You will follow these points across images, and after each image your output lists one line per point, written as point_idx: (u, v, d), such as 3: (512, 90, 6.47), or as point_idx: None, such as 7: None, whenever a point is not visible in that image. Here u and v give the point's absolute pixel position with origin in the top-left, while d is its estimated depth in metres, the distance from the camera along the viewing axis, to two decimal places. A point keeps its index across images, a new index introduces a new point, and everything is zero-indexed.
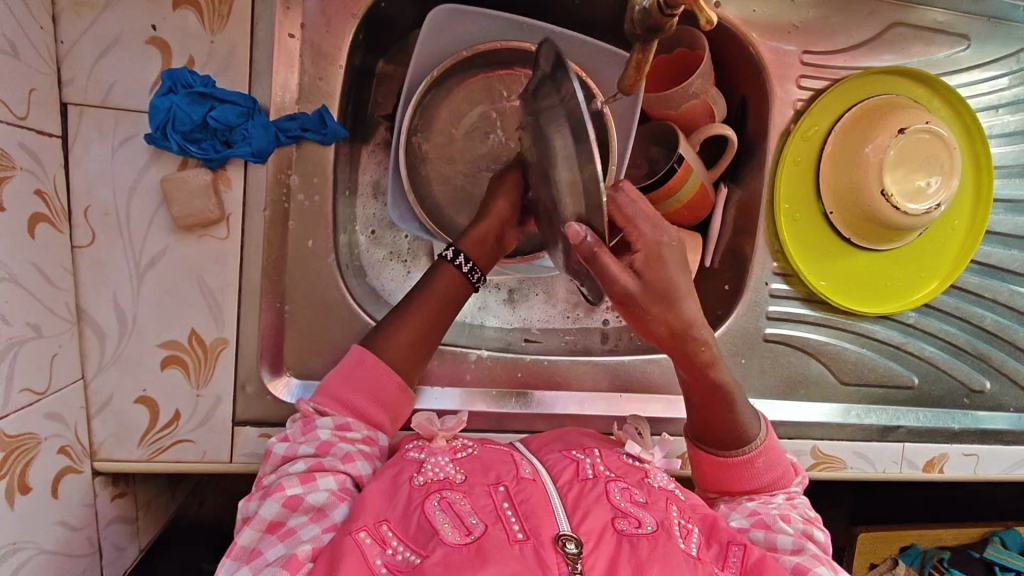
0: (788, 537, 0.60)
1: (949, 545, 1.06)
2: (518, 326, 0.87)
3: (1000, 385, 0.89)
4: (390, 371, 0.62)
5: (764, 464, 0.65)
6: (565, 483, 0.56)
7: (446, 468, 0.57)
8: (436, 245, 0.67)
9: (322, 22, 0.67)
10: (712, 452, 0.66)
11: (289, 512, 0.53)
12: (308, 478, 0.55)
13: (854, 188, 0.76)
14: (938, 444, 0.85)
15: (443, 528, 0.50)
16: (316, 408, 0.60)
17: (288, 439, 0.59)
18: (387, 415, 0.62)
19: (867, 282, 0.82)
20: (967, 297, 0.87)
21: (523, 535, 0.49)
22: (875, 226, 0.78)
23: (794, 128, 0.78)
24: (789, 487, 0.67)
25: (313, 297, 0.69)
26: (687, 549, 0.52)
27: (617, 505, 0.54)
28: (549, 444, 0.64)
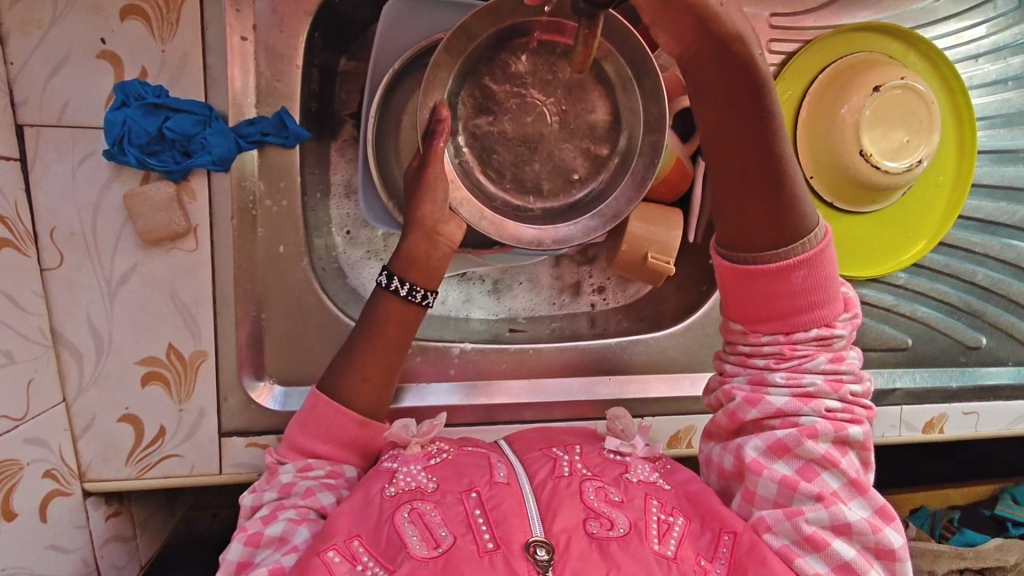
0: (807, 485, 0.54)
1: (960, 507, 1.07)
2: (504, 316, 0.86)
3: (996, 340, 0.88)
4: (345, 410, 0.61)
5: (806, 279, 0.53)
6: (540, 481, 0.56)
7: (417, 477, 0.57)
8: (398, 286, 0.64)
9: (275, 22, 0.65)
10: (737, 262, 0.55)
11: (253, 550, 0.55)
12: (270, 517, 0.56)
13: (832, 151, 0.75)
14: (936, 404, 0.84)
15: (411, 541, 0.51)
16: (278, 459, 0.61)
17: (252, 489, 0.60)
18: (354, 450, 0.62)
19: (854, 247, 0.81)
20: (956, 254, 0.86)
21: (493, 544, 0.50)
22: (857, 188, 0.76)
23: None
24: (831, 321, 0.55)
25: (290, 303, 0.69)
26: (661, 550, 0.52)
27: (590, 505, 0.54)
28: (531, 443, 0.64)
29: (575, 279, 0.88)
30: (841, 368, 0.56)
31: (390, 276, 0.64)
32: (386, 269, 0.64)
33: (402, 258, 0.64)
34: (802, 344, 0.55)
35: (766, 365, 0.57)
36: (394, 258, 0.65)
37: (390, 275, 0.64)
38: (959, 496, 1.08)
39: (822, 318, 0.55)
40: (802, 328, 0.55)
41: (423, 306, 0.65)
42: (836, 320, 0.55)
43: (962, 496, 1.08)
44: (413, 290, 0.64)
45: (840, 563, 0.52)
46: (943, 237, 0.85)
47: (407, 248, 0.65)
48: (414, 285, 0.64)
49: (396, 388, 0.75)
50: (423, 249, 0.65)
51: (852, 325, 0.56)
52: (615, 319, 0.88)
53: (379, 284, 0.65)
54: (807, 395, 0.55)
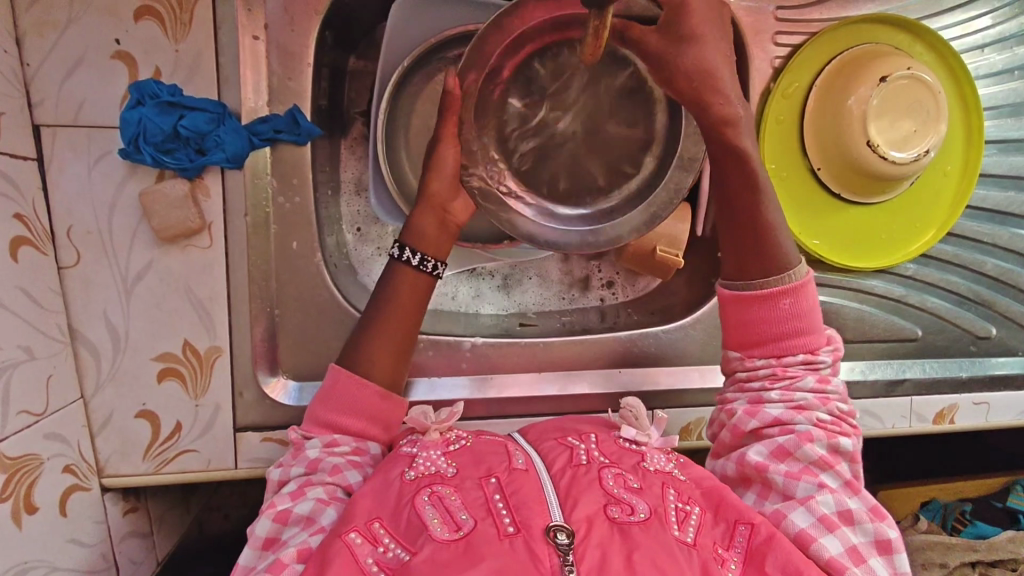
0: (806, 483, 0.57)
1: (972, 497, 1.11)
2: (514, 311, 0.87)
3: (1006, 330, 0.88)
4: (365, 382, 0.62)
5: (793, 304, 0.61)
6: (558, 471, 0.57)
7: (437, 461, 0.58)
8: (409, 256, 0.65)
9: (286, 21, 0.66)
10: (735, 290, 0.63)
11: (281, 525, 0.55)
12: (299, 493, 0.57)
13: (840, 142, 0.75)
14: (947, 394, 0.84)
15: (433, 523, 0.51)
16: (302, 435, 0.62)
17: (279, 464, 0.60)
18: (378, 426, 0.63)
19: (862, 237, 0.81)
20: (964, 243, 0.86)
21: (513, 528, 0.50)
22: (865, 178, 0.76)
23: (773, 87, 0.77)
24: (816, 348, 0.62)
25: (303, 298, 0.69)
26: (682, 536, 0.53)
27: (610, 491, 0.55)
28: (546, 433, 0.65)
29: (584, 273, 0.89)
30: (828, 389, 0.61)
31: (403, 247, 0.65)
32: (398, 242, 0.66)
33: (413, 231, 0.65)
34: (792, 366, 0.62)
35: (763, 375, 0.62)
36: (406, 230, 0.66)
37: (401, 247, 0.65)
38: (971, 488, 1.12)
39: (807, 343, 0.62)
40: (790, 355, 0.62)
41: (434, 276, 0.66)
42: (822, 347, 0.62)
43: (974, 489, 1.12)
44: (424, 260, 0.65)
45: (843, 553, 0.54)
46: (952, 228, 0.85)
47: (416, 223, 0.65)
48: (425, 256, 0.66)
49: (408, 382, 0.76)
50: (433, 229, 0.65)
51: (833, 356, 0.63)
52: (626, 312, 0.88)
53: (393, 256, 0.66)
54: (800, 408, 0.60)
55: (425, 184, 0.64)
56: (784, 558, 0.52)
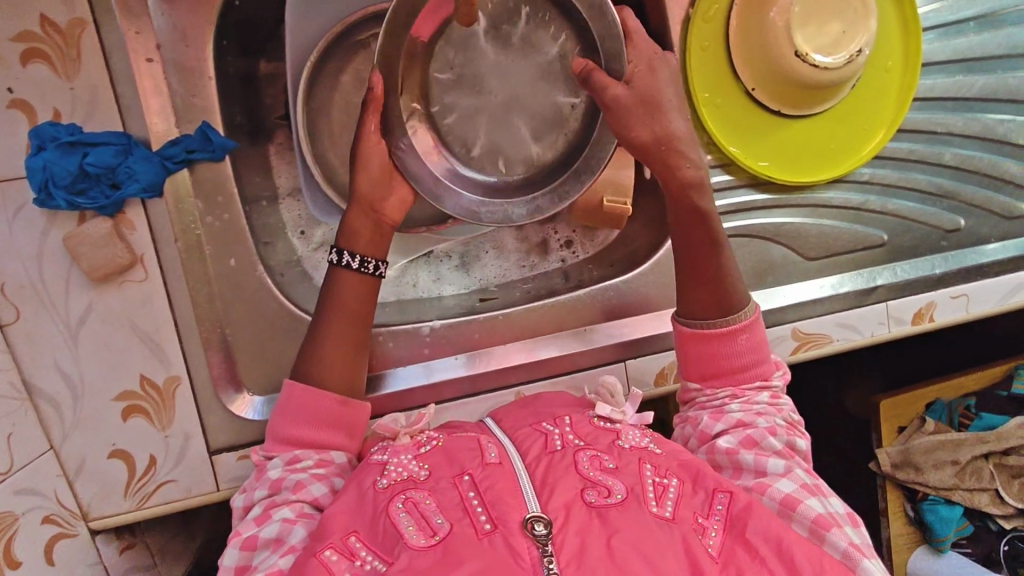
0: (778, 461, 0.63)
1: (981, 392, 1.19)
2: (476, 288, 0.86)
3: (974, 219, 0.85)
4: (323, 391, 0.64)
5: (749, 339, 0.68)
6: (534, 458, 0.58)
7: (409, 466, 0.59)
8: (350, 259, 0.67)
9: (178, 37, 0.64)
10: (699, 326, 0.69)
11: (250, 553, 0.56)
12: (264, 518, 0.58)
13: (769, 58, 0.72)
14: (921, 294, 0.83)
15: (408, 530, 0.52)
16: (265, 454, 0.63)
17: (243, 490, 0.62)
18: (340, 433, 0.64)
19: (809, 151, 0.79)
20: (919, 138, 0.82)
21: (490, 526, 0.51)
22: (800, 90, 0.74)
23: (692, 12, 0.73)
24: (769, 377, 0.70)
25: (252, 312, 0.69)
26: (660, 511, 0.54)
27: (586, 475, 0.56)
28: (521, 421, 0.65)
29: (540, 238, 0.87)
30: (779, 401, 0.69)
31: (339, 252, 0.66)
32: (335, 247, 0.67)
33: (354, 237, 0.67)
34: (750, 389, 0.69)
35: (722, 396, 0.69)
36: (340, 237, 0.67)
37: (340, 252, 0.66)
38: (975, 381, 1.20)
39: (761, 369, 0.69)
40: (746, 380, 0.69)
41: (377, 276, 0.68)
42: (774, 374, 0.71)
43: (978, 381, 1.20)
44: (363, 262, 0.67)
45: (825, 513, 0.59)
46: (903, 126, 0.82)
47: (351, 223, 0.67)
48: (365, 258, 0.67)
49: (378, 376, 0.76)
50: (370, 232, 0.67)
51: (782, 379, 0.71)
52: (587, 270, 0.88)
53: (332, 263, 0.67)
54: (758, 413, 0.67)
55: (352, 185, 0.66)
56: (763, 521, 0.54)
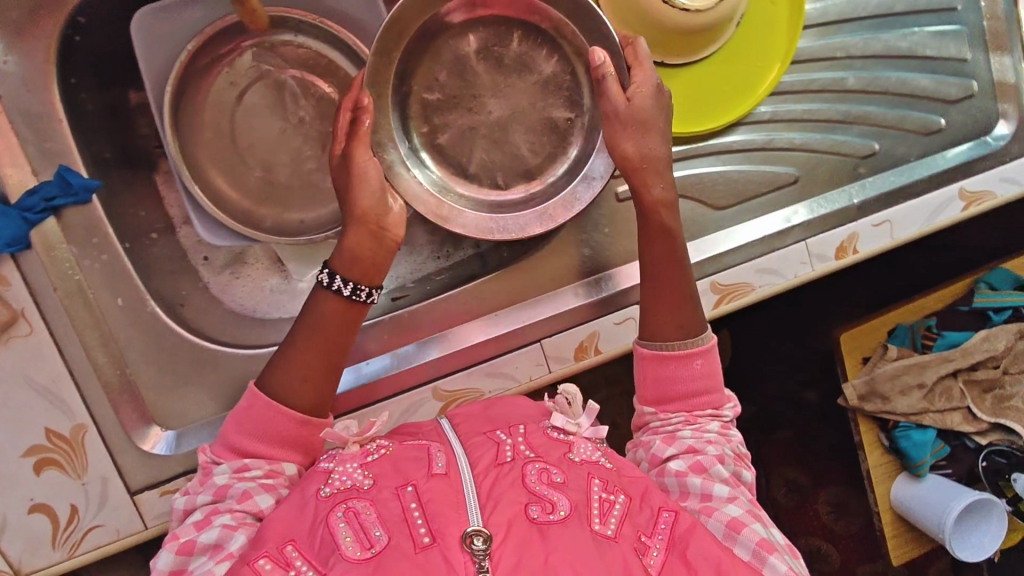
0: (723, 488, 0.59)
1: (938, 311, 1.17)
2: (393, 287, 0.85)
3: (889, 140, 0.81)
4: (283, 409, 0.59)
5: (705, 365, 0.65)
6: (482, 470, 0.55)
7: (354, 475, 0.56)
8: (340, 285, 0.62)
9: (20, 86, 0.65)
10: (657, 349, 0.65)
11: (185, 558, 0.54)
12: (205, 522, 0.55)
13: (636, 9, 0.69)
14: (842, 227, 0.80)
15: (344, 542, 0.50)
16: (212, 458, 0.59)
17: (185, 493, 0.59)
18: (292, 449, 0.60)
19: (702, 97, 0.76)
20: (816, 66, 0.79)
21: (429, 538, 0.49)
22: (677, 37, 0.71)
23: None
24: (720, 410, 0.65)
25: (150, 348, 0.69)
26: (602, 529, 0.52)
27: (532, 488, 0.53)
28: (476, 427, 0.62)
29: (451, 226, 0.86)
30: (732, 433, 0.65)
31: (332, 275, 0.61)
32: (326, 268, 0.62)
33: (349, 259, 0.62)
34: (704, 418, 0.64)
35: (673, 423, 0.64)
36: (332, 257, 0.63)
37: (331, 274, 0.61)
38: (935, 301, 1.18)
39: (711, 402, 0.65)
40: (698, 408, 0.65)
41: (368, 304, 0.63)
42: (727, 405, 0.66)
43: (937, 301, 1.18)
44: (356, 289, 0.62)
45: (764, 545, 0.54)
46: (796, 57, 0.79)
47: (347, 243, 0.62)
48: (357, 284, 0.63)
49: None
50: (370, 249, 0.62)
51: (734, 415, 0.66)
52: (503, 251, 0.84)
53: (321, 283, 0.62)
54: (710, 441, 0.62)
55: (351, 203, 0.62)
56: (703, 547, 0.52)
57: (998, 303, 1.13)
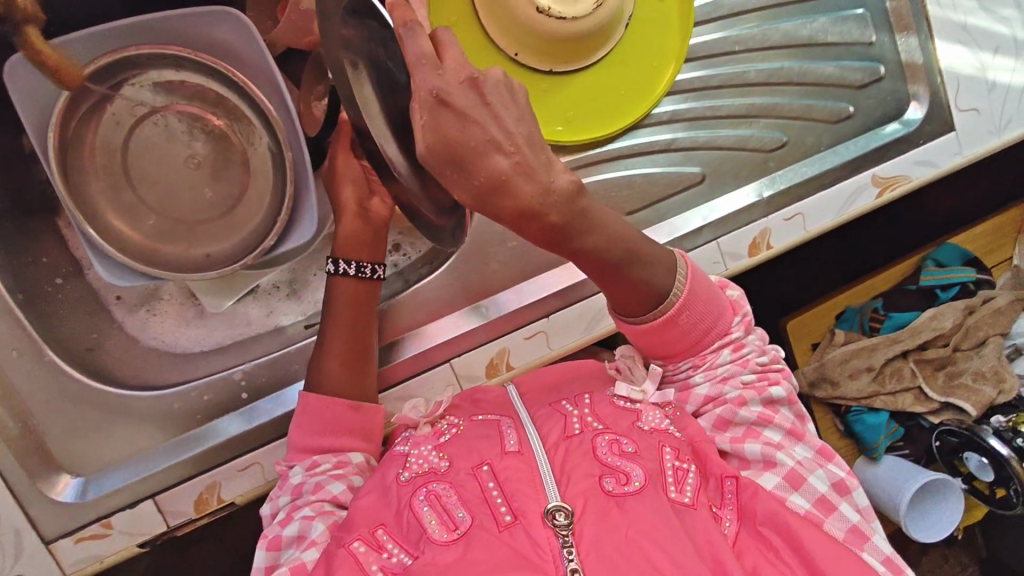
0: (756, 447, 0.64)
1: (888, 292, 1.16)
2: (313, 313, 0.84)
3: (797, 130, 0.80)
4: (334, 400, 0.69)
5: (690, 317, 0.63)
6: (553, 444, 0.64)
7: (429, 457, 0.66)
8: (346, 267, 0.73)
9: None
10: (636, 325, 0.63)
11: (275, 553, 0.62)
12: (286, 518, 0.63)
13: (518, 20, 0.67)
14: (753, 223, 0.78)
15: (431, 525, 0.58)
16: (288, 465, 0.68)
17: (270, 498, 0.66)
18: (357, 436, 0.70)
19: (600, 102, 0.74)
20: (713, 62, 0.78)
21: (511, 516, 0.57)
22: (565, 45, 0.69)
23: None
24: (727, 330, 0.67)
25: (53, 393, 0.71)
26: (678, 497, 0.60)
27: (604, 462, 0.62)
28: (541, 399, 0.72)
29: None
30: (747, 355, 0.67)
31: (337, 262, 0.73)
32: (331, 257, 0.73)
33: (347, 237, 0.74)
34: (716, 358, 0.66)
35: (686, 368, 0.68)
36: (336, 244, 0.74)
37: (336, 261, 0.73)
38: (883, 282, 1.17)
39: (721, 327, 0.66)
40: (706, 346, 0.66)
41: (376, 278, 0.74)
42: (732, 323, 0.67)
43: (886, 282, 1.17)
44: (360, 267, 0.73)
45: (812, 505, 0.61)
46: (687, 54, 0.78)
47: (345, 226, 0.74)
48: (361, 263, 0.74)
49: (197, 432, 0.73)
50: (356, 229, 0.74)
51: (743, 325, 0.68)
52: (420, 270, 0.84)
53: (329, 272, 0.74)
54: (725, 379, 0.66)
55: (336, 196, 0.73)
56: (770, 509, 0.60)
57: (943, 279, 1.12)
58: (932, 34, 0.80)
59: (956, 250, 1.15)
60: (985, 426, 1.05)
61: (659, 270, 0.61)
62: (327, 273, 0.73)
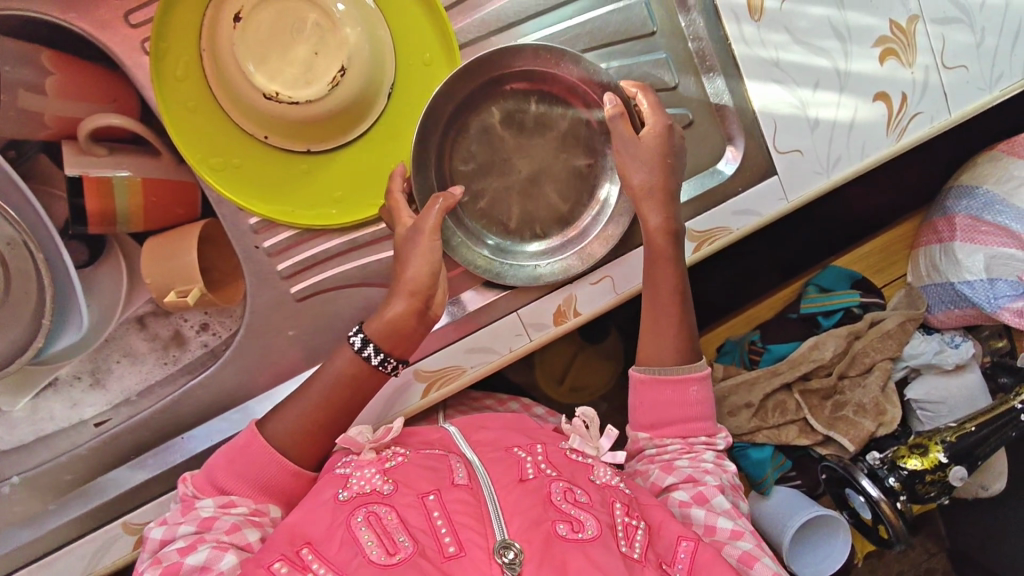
0: (725, 520, 0.64)
1: (768, 323, 1.11)
2: (120, 401, 0.80)
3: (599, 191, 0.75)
4: (280, 458, 0.64)
5: (701, 391, 0.71)
6: (501, 486, 0.59)
7: (372, 479, 0.60)
8: (370, 352, 0.66)
9: None
10: (653, 374, 0.71)
11: None
12: (189, 548, 0.57)
13: (256, 107, 0.65)
14: (553, 292, 0.74)
15: (369, 545, 0.54)
16: (194, 491, 0.62)
17: (164, 523, 0.60)
18: (280, 496, 0.64)
19: (367, 176, 0.70)
20: (503, 120, 0.73)
21: (455, 548, 0.53)
22: (308, 127, 0.66)
23: (158, 73, 0.64)
24: (714, 435, 0.72)
25: None
26: (627, 551, 0.57)
27: (558, 508, 0.57)
28: (489, 442, 0.67)
29: (172, 331, 0.82)
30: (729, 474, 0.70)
31: (367, 342, 0.65)
32: (362, 332, 0.65)
33: (384, 323, 0.65)
34: (694, 442, 0.71)
35: (670, 448, 0.70)
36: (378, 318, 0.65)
37: (366, 341, 0.65)
38: (765, 310, 1.13)
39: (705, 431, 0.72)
40: (694, 436, 0.71)
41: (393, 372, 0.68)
42: (719, 430, 0.73)
43: (768, 309, 1.13)
44: (385, 360, 0.66)
45: None
46: (468, 115, 0.72)
47: (390, 311, 0.65)
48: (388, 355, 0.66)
49: None
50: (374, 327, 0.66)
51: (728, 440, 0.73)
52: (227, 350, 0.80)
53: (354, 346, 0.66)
54: (704, 469, 0.69)
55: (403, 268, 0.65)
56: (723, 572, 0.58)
57: (823, 308, 1.07)
58: (740, 74, 0.76)
59: (839, 273, 1.09)
60: (860, 463, 1.01)
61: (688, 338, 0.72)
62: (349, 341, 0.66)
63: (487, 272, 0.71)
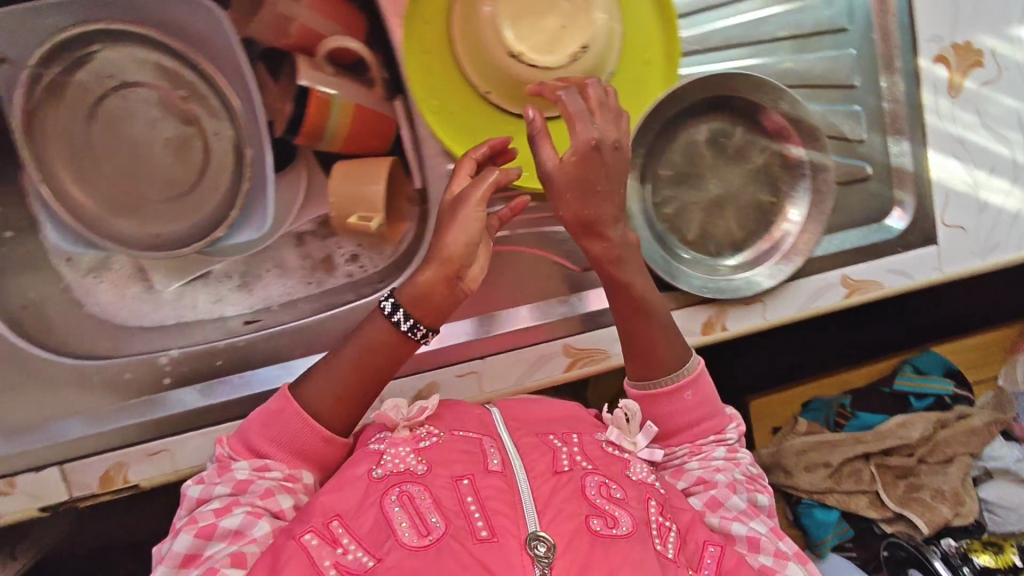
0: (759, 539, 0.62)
1: (861, 389, 1.12)
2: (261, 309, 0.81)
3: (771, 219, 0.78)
4: (311, 422, 0.62)
5: (695, 398, 0.69)
6: (540, 476, 0.57)
7: (405, 458, 0.59)
8: (399, 317, 0.65)
9: None
10: (645, 389, 0.69)
11: (202, 542, 0.56)
12: (224, 511, 0.57)
13: (491, 62, 0.67)
14: (710, 302, 0.76)
15: (401, 528, 0.52)
16: (229, 453, 0.62)
17: (202, 482, 0.60)
18: (315, 454, 0.63)
19: (566, 153, 0.73)
20: (702, 131, 0.76)
21: (487, 533, 0.51)
22: (531, 92, 0.69)
23: (410, 11, 0.68)
24: (722, 429, 0.69)
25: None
26: (662, 551, 0.55)
27: (592, 502, 0.55)
28: (532, 425, 0.66)
29: (324, 254, 0.82)
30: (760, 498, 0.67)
31: (394, 306, 0.65)
32: (392, 296, 0.65)
33: (415, 290, 0.64)
34: (712, 451, 0.68)
35: (679, 454, 0.69)
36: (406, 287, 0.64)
37: (395, 304, 0.65)
38: (860, 377, 1.14)
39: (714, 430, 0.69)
40: (700, 436, 0.69)
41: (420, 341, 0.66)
42: (728, 425, 0.70)
43: (862, 377, 1.14)
44: (413, 327, 0.65)
45: None
46: (672, 118, 0.75)
47: (419, 279, 0.64)
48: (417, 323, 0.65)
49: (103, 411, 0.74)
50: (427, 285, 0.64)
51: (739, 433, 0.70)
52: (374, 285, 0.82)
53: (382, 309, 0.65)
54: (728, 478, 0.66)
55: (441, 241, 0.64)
56: None
57: (917, 387, 1.09)
58: (926, 141, 0.79)
59: (937, 358, 1.11)
60: (933, 547, 1.01)
61: (674, 347, 0.69)
62: (380, 306, 0.65)
63: (662, 270, 0.73)
